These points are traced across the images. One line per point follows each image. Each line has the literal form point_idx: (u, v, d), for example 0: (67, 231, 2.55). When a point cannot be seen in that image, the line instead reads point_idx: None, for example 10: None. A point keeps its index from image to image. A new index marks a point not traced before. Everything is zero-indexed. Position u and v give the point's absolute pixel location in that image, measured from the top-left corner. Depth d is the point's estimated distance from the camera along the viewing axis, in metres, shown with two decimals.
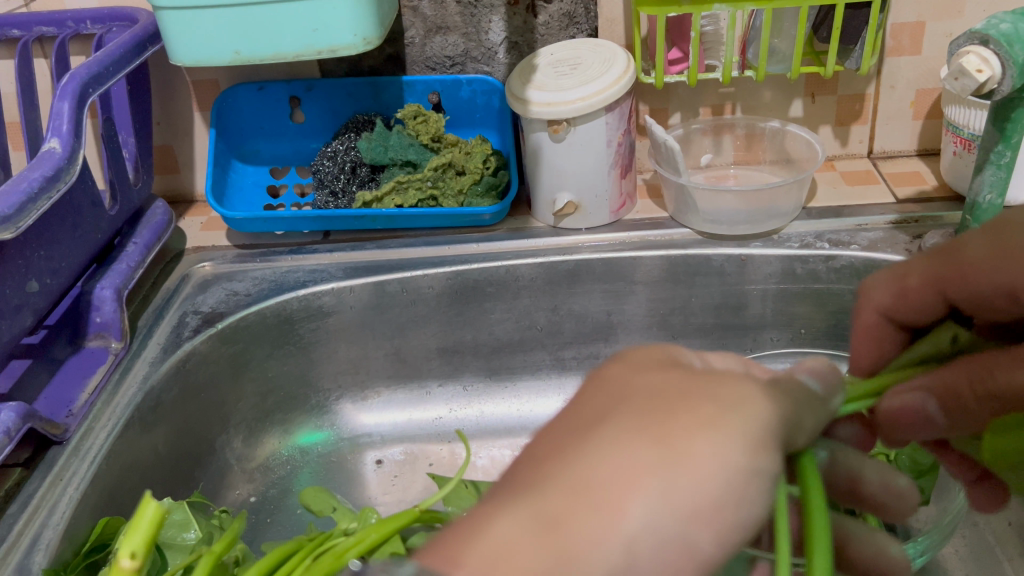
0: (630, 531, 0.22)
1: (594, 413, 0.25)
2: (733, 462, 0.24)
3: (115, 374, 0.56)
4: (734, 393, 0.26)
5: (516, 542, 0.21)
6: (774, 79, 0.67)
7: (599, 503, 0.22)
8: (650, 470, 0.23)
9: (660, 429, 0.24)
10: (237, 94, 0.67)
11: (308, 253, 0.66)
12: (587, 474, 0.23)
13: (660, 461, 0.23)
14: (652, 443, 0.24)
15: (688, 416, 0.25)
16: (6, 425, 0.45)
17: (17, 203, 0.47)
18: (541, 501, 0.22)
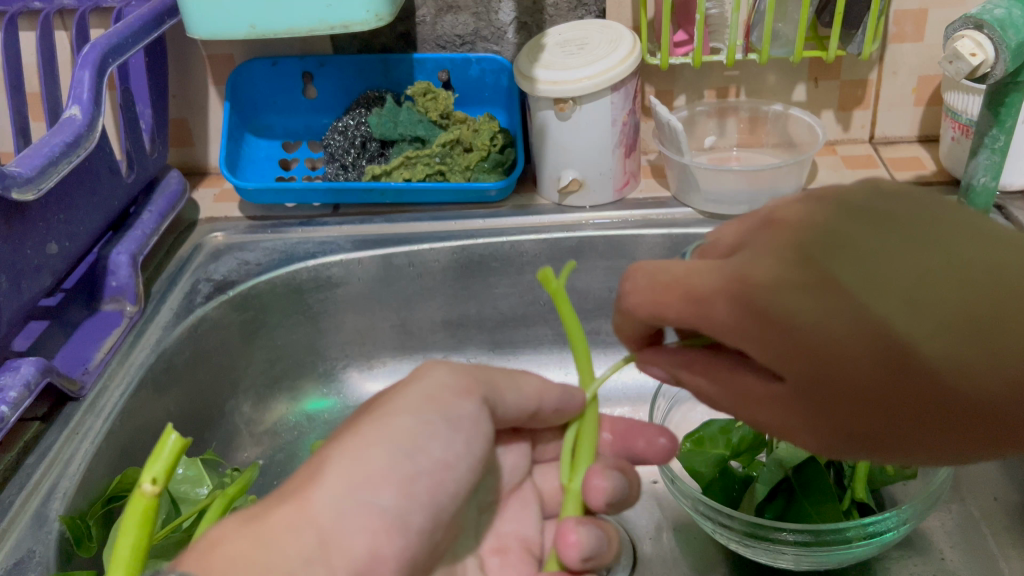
0: (309, 515, 0.30)
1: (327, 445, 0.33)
2: (404, 423, 0.34)
3: (129, 337, 0.57)
4: (418, 372, 0.37)
5: (230, 546, 0.28)
6: (777, 63, 0.68)
7: (291, 507, 0.30)
8: (330, 468, 0.31)
9: (361, 433, 0.33)
10: (250, 69, 0.69)
11: (318, 225, 0.68)
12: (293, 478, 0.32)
13: (349, 447, 0.33)
14: (353, 442, 0.33)
15: (370, 413, 0.35)
16: (26, 379, 0.48)
17: (38, 165, 0.49)
18: (254, 519, 0.29)
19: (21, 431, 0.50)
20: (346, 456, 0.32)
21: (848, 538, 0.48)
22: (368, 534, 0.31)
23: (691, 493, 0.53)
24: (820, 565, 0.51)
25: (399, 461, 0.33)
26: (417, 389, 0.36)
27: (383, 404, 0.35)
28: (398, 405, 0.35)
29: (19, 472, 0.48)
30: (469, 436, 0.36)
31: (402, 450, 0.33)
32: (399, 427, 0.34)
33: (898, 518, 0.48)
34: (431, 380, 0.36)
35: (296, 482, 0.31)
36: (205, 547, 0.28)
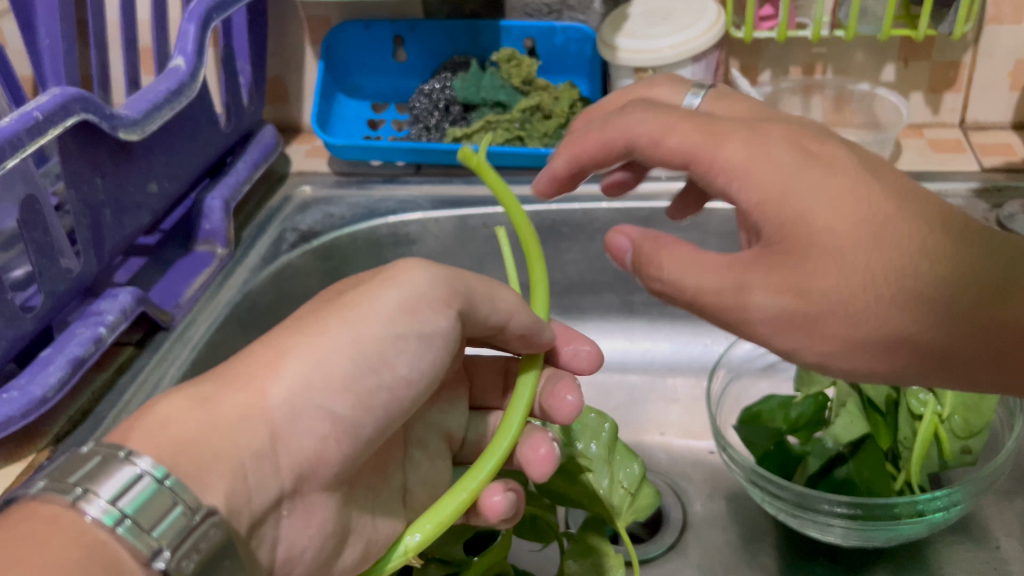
0: (266, 397, 0.33)
1: (292, 326, 0.36)
2: (373, 329, 0.36)
3: (218, 277, 0.61)
4: (396, 270, 0.38)
5: (172, 411, 0.31)
6: (866, 41, 0.67)
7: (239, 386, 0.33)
8: (291, 356, 0.34)
9: (303, 326, 0.36)
10: (345, 31, 0.72)
11: (401, 184, 0.71)
12: (255, 362, 0.34)
13: (302, 342, 0.35)
14: (300, 335, 0.35)
15: (336, 309, 0.36)
16: (122, 306, 0.52)
17: (144, 109, 0.53)
18: (197, 387, 0.33)
19: (116, 354, 0.54)
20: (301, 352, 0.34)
21: (898, 514, 0.49)
22: (319, 436, 0.34)
23: (745, 462, 0.53)
24: (867, 541, 0.52)
25: (361, 370, 0.35)
26: (405, 288, 0.37)
27: (361, 303, 0.36)
28: (374, 303, 0.36)
29: (113, 391, 0.52)
30: (433, 351, 0.38)
31: (368, 364, 0.35)
32: (366, 331, 0.35)
33: (950, 499, 0.48)
34: (403, 284, 0.37)
35: (255, 364, 0.34)
36: (159, 418, 0.31)
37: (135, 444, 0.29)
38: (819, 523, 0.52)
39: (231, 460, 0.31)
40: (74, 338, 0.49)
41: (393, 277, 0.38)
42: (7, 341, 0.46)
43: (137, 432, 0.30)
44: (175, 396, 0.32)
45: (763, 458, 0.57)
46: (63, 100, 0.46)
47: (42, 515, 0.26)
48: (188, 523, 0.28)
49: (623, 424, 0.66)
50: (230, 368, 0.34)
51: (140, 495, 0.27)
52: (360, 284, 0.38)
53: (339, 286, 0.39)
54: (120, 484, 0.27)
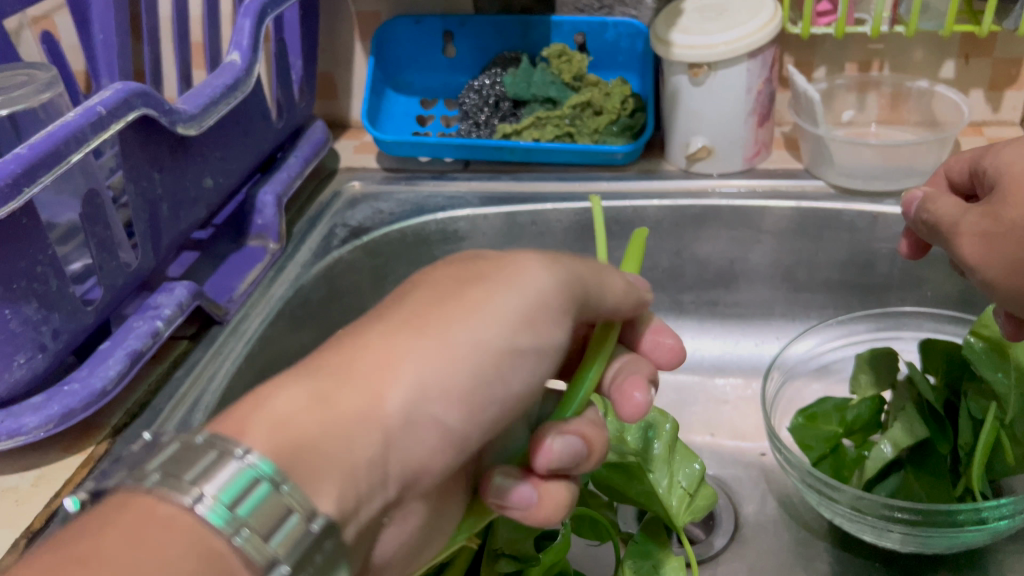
0: (388, 398, 0.29)
1: (403, 315, 0.31)
2: (495, 342, 0.31)
3: (270, 272, 0.61)
4: (519, 266, 0.33)
5: (288, 407, 0.27)
6: (926, 37, 0.66)
7: (353, 380, 0.29)
8: (406, 355, 0.30)
9: (422, 320, 0.31)
10: (396, 26, 0.72)
11: (449, 180, 0.71)
12: (371, 354, 0.29)
13: (422, 341, 0.30)
14: (417, 332, 0.30)
15: (457, 305, 0.31)
16: (178, 300, 0.52)
17: (202, 104, 0.53)
18: (313, 379, 0.29)
19: (171, 348, 0.55)
20: (413, 354, 0.30)
21: (960, 522, 0.47)
22: (433, 447, 0.30)
23: (801, 464, 0.52)
24: (926, 548, 0.51)
25: (481, 384, 0.31)
26: (526, 292, 0.32)
27: (483, 298, 0.32)
28: (500, 306, 0.32)
29: (169, 384, 0.52)
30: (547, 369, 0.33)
31: (485, 379, 0.31)
32: (488, 341, 0.31)
33: (1015, 507, 0.47)
34: (522, 290, 0.32)
35: (374, 357, 0.29)
36: (276, 414, 0.27)
37: (253, 438, 0.26)
38: (877, 529, 0.51)
39: (346, 467, 0.27)
40: (132, 332, 0.50)
41: (519, 274, 0.33)
42: (69, 334, 0.47)
43: (257, 432, 0.26)
44: (295, 385, 0.28)
45: (819, 461, 0.56)
46: (125, 95, 0.46)
47: (161, 515, 0.23)
48: (305, 531, 0.25)
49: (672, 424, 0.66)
50: (341, 356, 0.30)
51: (232, 482, 0.24)
52: (478, 275, 0.33)
53: (452, 266, 0.34)
54: (232, 482, 0.24)
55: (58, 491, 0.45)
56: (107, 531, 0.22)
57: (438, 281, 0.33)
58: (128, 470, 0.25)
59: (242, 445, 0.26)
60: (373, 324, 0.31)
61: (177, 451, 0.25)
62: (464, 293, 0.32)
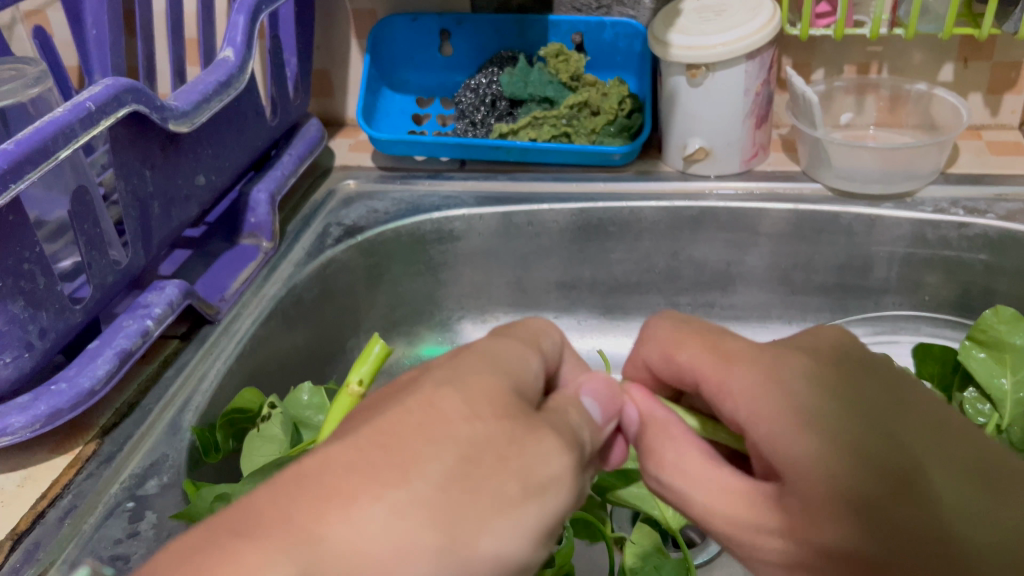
0: None
1: (403, 472, 0.23)
2: (516, 568, 0.24)
3: (263, 270, 0.60)
4: (538, 441, 0.26)
5: None
6: (925, 40, 0.66)
7: (345, 575, 0.21)
8: (414, 556, 0.22)
9: (448, 508, 0.23)
10: (392, 24, 0.71)
11: (444, 179, 0.70)
12: (375, 535, 0.22)
13: (435, 545, 0.22)
14: (433, 523, 0.22)
15: (491, 496, 0.24)
16: (169, 299, 0.52)
17: (194, 101, 0.52)
18: (296, 541, 0.21)
19: (161, 347, 0.54)
20: (393, 520, 0.22)
21: None
22: None
23: None
24: None
25: None
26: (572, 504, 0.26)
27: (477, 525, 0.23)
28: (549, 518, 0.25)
29: (158, 383, 0.51)
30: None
31: None
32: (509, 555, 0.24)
33: None
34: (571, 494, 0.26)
35: (368, 534, 0.22)
36: None
37: None
38: None
39: None
40: (122, 331, 0.49)
41: (553, 482, 0.26)
42: (57, 333, 0.46)
43: None
44: (278, 566, 0.20)
45: None
46: (115, 91, 0.46)
47: None
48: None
49: None
50: (322, 506, 0.22)
51: None
52: (462, 478, 0.23)
53: (498, 386, 0.27)
54: None
55: (43, 493, 0.44)
56: None
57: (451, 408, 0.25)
58: None
59: None
60: (337, 474, 0.23)
61: None
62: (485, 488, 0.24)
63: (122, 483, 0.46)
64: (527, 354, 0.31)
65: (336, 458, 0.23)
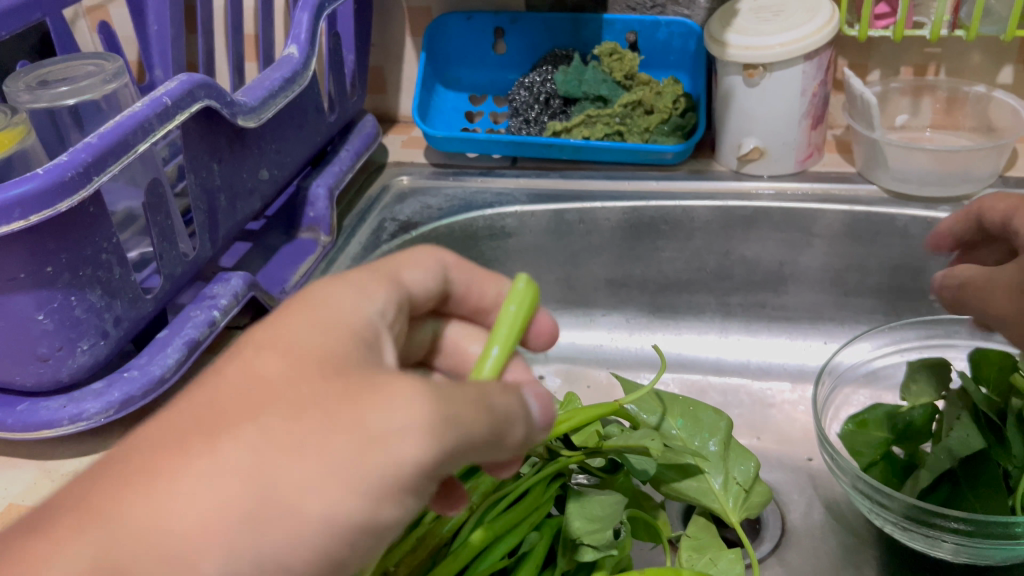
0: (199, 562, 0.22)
1: (212, 419, 0.24)
2: (349, 515, 0.23)
3: (321, 264, 0.61)
4: (392, 389, 0.24)
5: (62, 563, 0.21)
6: (985, 41, 0.65)
7: (146, 485, 0.22)
8: (224, 455, 0.22)
9: (265, 452, 0.22)
10: (448, 22, 0.72)
11: (497, 176, 0.71)
12: (180, 501, 0.22)
13: (242, 478, 0.22)
14: (242, 475, 0.22)
15: (348, 413, 0.23)
16: (234, 290, 0.53)
17: (261, 96, 0.53)
18: (105, 501, 0.22)
19: (225, 337, 0.55)
20: (228, 465, 0.22)
21: (1016, 534, 0.46)
22: None
23: (852, 471, 0.52)
24: (979, 559, 0.50)
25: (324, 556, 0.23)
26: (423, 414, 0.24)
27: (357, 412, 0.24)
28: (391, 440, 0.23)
29: None
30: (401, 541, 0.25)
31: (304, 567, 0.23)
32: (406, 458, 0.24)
33: None
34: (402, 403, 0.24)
35: (179, 487, 0.22)
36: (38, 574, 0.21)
37: None
38: (929, 538, 0.51)
39: None
40: (190, 321, 0.50)
41: (393, 436, 0.23)
42: (129, 321, 0.47)
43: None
44: (83, 540, 0.22)
45: (869, 466, 0.56)
46: (190, 87, 0.47)
47: None
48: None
49: None
50: (132, 474, 0.23)
51: None
52: (279, 437, 0.23)
53: (329, 332, 0.27)
54: None
55: None
56: None
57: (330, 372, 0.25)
58: None
59: None
60: (160, 427, 0.24)
61: None
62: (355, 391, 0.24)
63: None
64: (363, 299, 0.30)
65: (148, 435, 0.24)
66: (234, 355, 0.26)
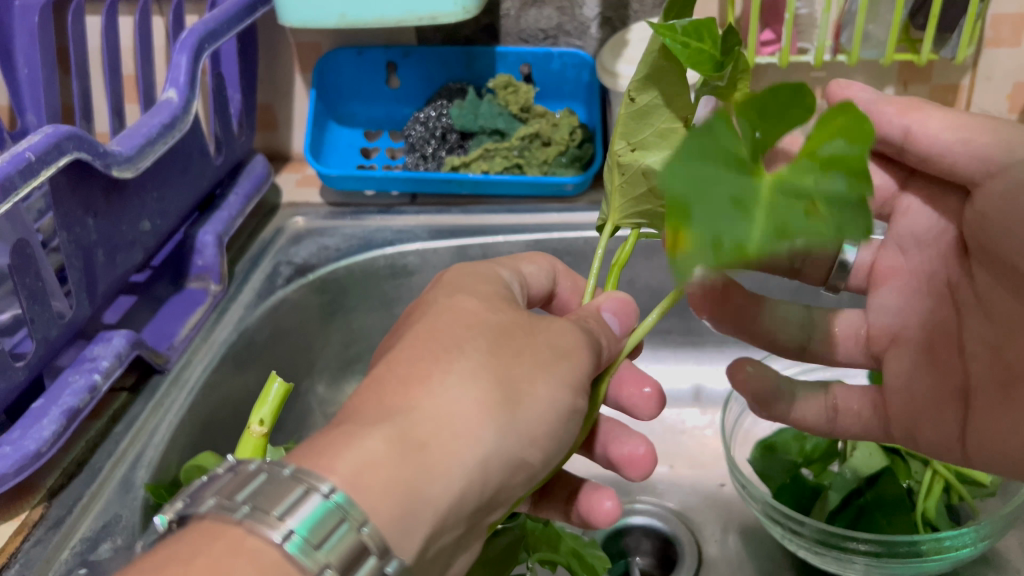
0: (481, 451, 0.29)
1: (415, 436, 0.28)
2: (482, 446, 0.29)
3: (212, 315, 0.59)
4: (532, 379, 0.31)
5: (374, 459, 0.27)
6: (867, 65, 0.67)
7: (430, 450, 0.28)
8: (358, 448, 0.27)
9: (414, 417, 0.28)
10: (338, 57, 0.70)
11: (396, 214, 0.69)
12: (366, 453, 0.27)
13: (413, 469, 0.27)
14: (388, 437, 0.27)
15: (425, 370, 0.30)
16: (116, 350, 0.50)
17: (137, 145, 0.51)
18: (403, 424, 0.28)
19: (110, 401, 0.52)
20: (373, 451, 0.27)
21: (922, 551, 0.47)
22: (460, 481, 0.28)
23: (762, 498, 0.52)
24: None
25: (471, 485, 0.29)
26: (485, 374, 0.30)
27: (529, 388, 0.31)
28: (459, 405, 0.29)
29: (108, 440, 0.49)
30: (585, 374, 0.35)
31: (415, 461, 0.27)
32: (558, 401, 0.32)
33: (976, 535, 0.47)
34: (469, 391, 0.29)
35: (375, 444, 0.27)
36: (363, 461, 0.27)
37: (337, 479, 0.26)
38: (840, 561, 0.50)
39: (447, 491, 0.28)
40: (68, 387, 0.47)
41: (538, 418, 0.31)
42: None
43: (340, 479, 0.26)
44: (370, 442, 0.27)
45: (780, 491, 0.55)
46: (55, 139, 0.44)
47: (248, 548, 0.24)
48: (379, 571, 0.26)
49: None
50: (391, 400, 0.29)
51: (311, 514, 0.25)
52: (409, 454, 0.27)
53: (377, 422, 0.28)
54: (311, 514, 0.25)
55: None
56: (197, 560, 0.24)
57: (486, 338, 0.32)
58: (216, 499, 0.26)
59: (326, 481, 0.26)
60: (342, 428, 0.28)
61: (262, 487, 0.26)
62: (517, 368, 0.31)
63: (73, 549, 0.43)
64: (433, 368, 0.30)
65: (347, 444, 0.27)
66: (328, 470, 0.27)
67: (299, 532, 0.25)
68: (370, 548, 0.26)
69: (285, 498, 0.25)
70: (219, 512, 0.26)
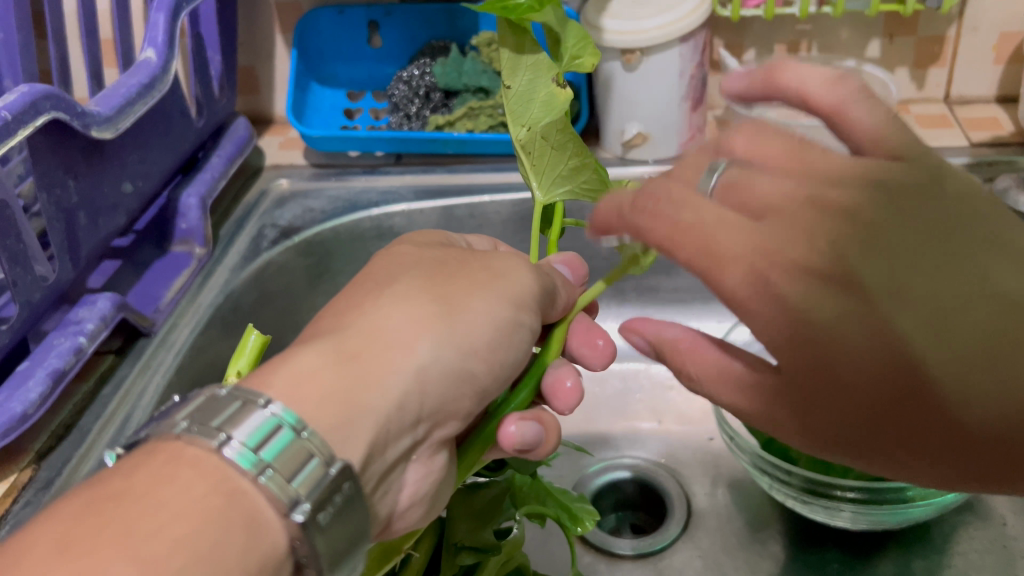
0: (417, 359, 0.30)
1: (347, 349, 0.30)
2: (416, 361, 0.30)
3: (198, 278, 0.59)
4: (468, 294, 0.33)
5: (311, 369, 0.29)
6: (853, 17, 0.66)
7: (366, 363, 0.30)
8: (299, 361, 0.29)
9: (344, 339, 0.30)
10: (318, 16, 0.69)
11: (381, 174, 0.68)
12: (299, 371, 0.29)
13: (341, 376, 0.29)
14: (329, 355, 0.30)
15: (367, 299, 0.33)
16: (102, 313, 0.49)
17: (117, 105, 0.50)
18: (339, 341, 0.30)
19: (96, 363, 0.52)
20: (308, 365, 0.29)
21: (909, 497, 0.48)
22: (399, 390, 0.30)
23: (750, 449, 0.52)
24: (878, 525, 0.51)
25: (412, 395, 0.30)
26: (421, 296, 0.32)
27: (463, 301, 0.33)
28: (390, 323, 0.31)
29: (95, 402, 0.49)
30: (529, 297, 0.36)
31: (351, 369, 0.29)
32: (498, 316, 0.33)
33: None
34: (400, 310, 0.31)
35: (314, 360, 0.29)
36: (301, 371, 0.29)
37: (275, 391, 0.28)
38: (828, 509, 0.51)
39: (386, 400, 0.29)
40: (54, 350, 0.47)
41: (481, 328, 0.33)
42: None
43: (276, 389, 0.28)
44: (308, 358, 0.29)
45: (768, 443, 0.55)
46: (32, 98, 0.43)
47: (188, 457, 0.26)
48: (325, 475, 0.27)
49: (614, 411, 0.66)
50: (341, 322, 0.32)
51: (267, 435, 0.26)
52: (340, 364, 0.29)
53: (321, 343, 0.30)
54: (258, 427, 0.26)
55: None
56: (138, 470, 0.25)
57: (425, 271, 0.34)
58: (162, 420, 0.28)
59: (264, 396, 0.28)
60: (299, 351, 0.30)
61: (203, 403, 0.28)
62: (454, 287, 0.33)
63: None
64: (379, 300, 0.32)
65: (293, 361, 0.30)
66: (267, 386, 0.29)
67: (243, 442, 0.26)
68: (312, 449, 0.27)
69: (235, 416, 0.27)
70: (164, 430, 0.27)
